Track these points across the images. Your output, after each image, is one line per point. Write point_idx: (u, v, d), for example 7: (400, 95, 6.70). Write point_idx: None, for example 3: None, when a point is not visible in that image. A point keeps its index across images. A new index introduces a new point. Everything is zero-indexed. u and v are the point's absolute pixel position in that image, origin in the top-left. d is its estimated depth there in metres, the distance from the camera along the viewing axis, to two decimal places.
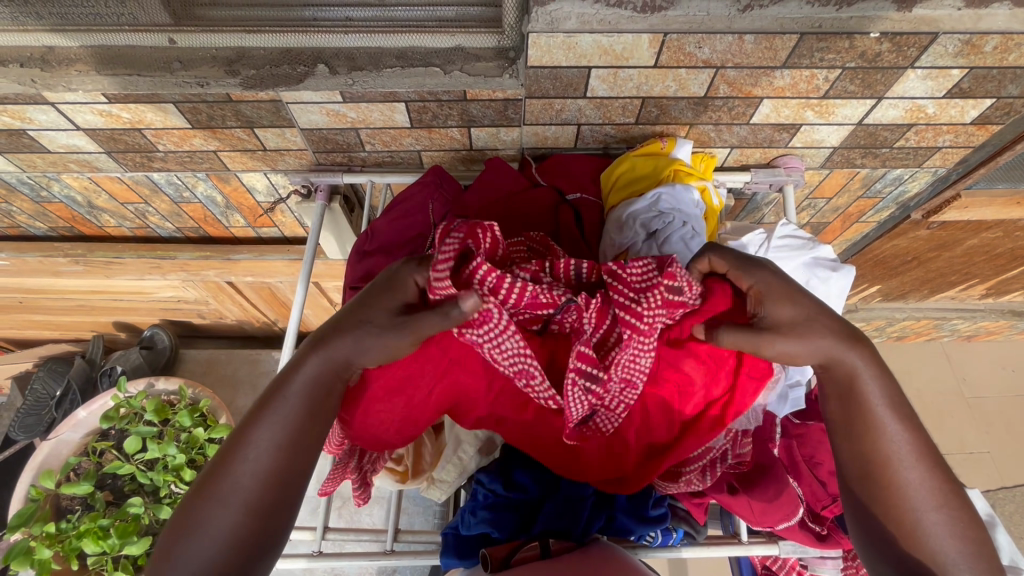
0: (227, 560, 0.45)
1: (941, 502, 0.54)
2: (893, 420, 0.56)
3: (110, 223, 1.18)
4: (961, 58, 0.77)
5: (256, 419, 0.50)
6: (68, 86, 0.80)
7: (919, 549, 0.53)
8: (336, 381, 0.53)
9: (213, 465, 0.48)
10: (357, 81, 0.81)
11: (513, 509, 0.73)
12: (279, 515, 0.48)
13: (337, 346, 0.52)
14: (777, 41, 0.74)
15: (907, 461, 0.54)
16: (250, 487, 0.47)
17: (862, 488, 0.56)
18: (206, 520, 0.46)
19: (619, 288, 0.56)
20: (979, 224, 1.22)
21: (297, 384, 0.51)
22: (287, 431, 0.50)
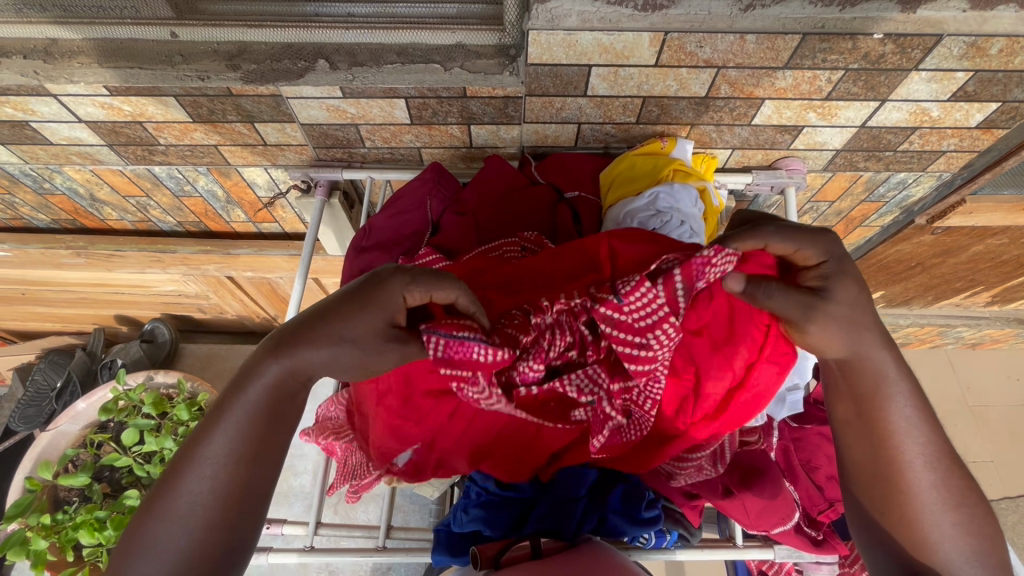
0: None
1: (956, 504, 0.52)
2: (912, 421, 0.53)
3: (112, 216, 1.19)
4: (966, 61, 0.77)
5: (209, 430, 0.47)
6: (70, 78, 0.80)
7: (926, 552, 0.52)
8: (294, 387, 0.50)
9: (166, 477, 0.46)
10: (357, 77, 0.80)
11: (506, 508, 0.72)
12: (242, 529, 0.46)
13: (301, 357, 0.49)
14: (779, 41, 0.74)
15: (924, 466, 0.52)
16: (204, 503, 0.45)
17: (871, 490, 0.54)
18: (158, 538, 0.44)
19: (621, 333, 0.55)
20: (984, 230, 1.21)
21: (252, 393, 0.48)
22: (242, 441, 0.47)
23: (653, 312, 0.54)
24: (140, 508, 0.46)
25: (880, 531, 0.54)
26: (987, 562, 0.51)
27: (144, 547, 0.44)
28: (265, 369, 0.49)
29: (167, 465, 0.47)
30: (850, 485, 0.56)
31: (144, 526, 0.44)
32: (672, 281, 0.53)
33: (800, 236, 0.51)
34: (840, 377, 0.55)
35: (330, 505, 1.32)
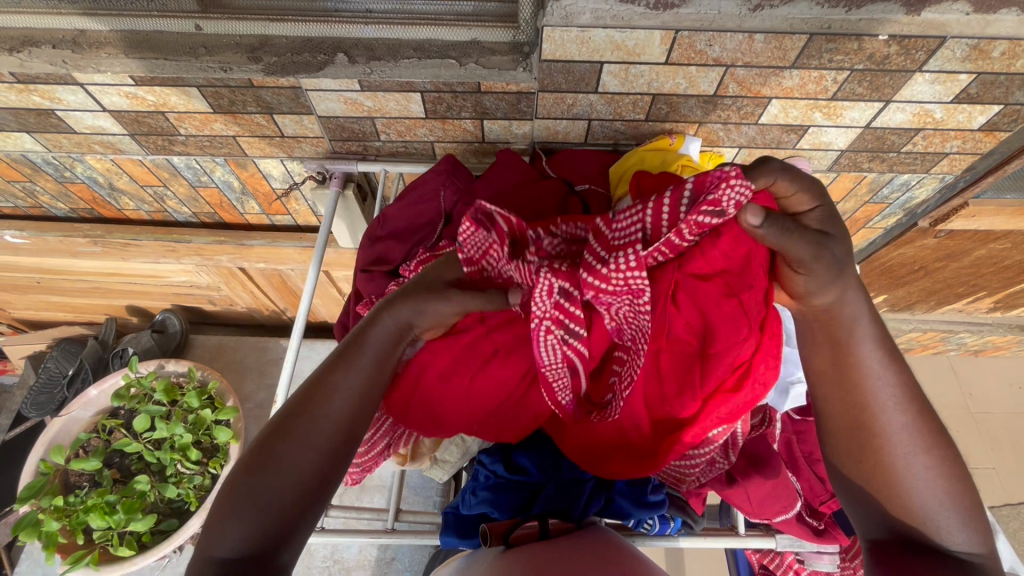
0: (294, 501, 0.52)
1: (929, 446, 0.55)
2: (888, 368, 0.55)
3: (129, 206, 1.21)
4: (969, 63, 0.79)
5: (331, 373, 0.57)
6: (97, 67, 0.82)
7: (899, 497, 0.55)
8: (399, 340, 0.61)
9: (292, 407, 0.55)
10: (375, 71, 0.82)
11: (513, 490, 0.74)
12: (338, 465, 0.55)
13: (400, 309, 0.60)
14: (786, 41, 0.76)
15: (895, 411, 0.55)
16: (320, 440, 0.55)
17: (850, 435, 0.57)
18: (278, 466, 0.52)
19: (596, 246, 0.57)
20: (987, 234, 1.23)
21: (371, 343, 0.59)
22: (356, 387, 0.58)
23: (631, 233, 0.55)
24: (262, 434, 0.55)
25: (856, 475, 0.58)
26: (959, 502, 0.55)
27: (267, 466, 0.52)
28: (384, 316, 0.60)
29: (287, 402, 0.56)
30: (829, 433, 0.59)
31: (268, 449, 0.53)
32: (682, 188, 0.51)
33: (804, 179, 0.50)
34: (815, 323, 0.56)
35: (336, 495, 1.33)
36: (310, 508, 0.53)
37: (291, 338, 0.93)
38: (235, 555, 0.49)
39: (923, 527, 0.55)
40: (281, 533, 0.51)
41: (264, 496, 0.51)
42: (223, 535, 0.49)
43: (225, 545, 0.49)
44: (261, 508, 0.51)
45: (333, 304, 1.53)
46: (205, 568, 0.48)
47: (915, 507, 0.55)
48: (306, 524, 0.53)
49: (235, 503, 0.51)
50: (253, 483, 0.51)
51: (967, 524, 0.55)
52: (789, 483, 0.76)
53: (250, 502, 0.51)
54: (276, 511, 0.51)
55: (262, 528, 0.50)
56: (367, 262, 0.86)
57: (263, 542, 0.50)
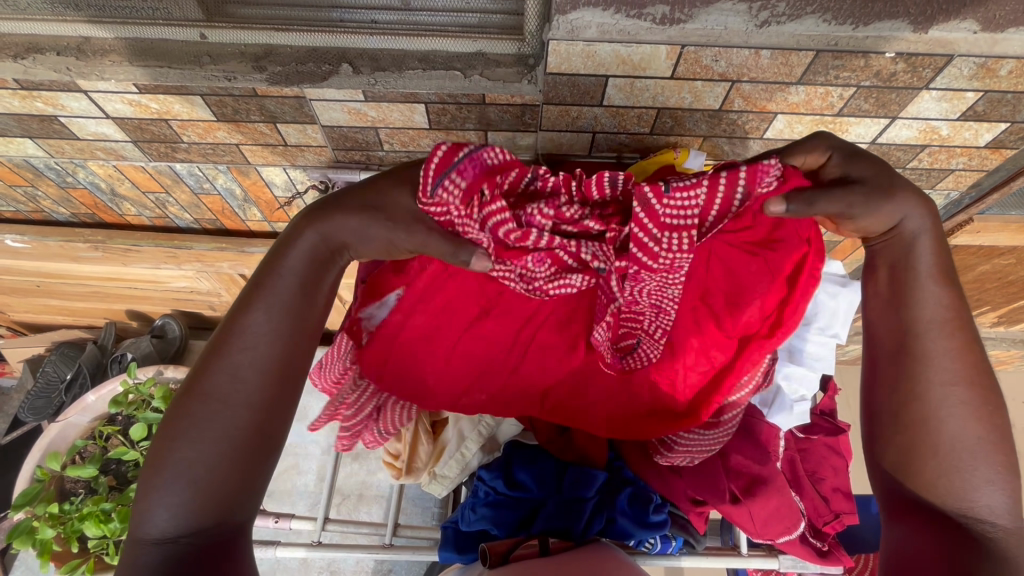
0: (230, 452, 0.48)
1: (971, 381, 0.54)
2: (935, 289, 0.56)
3: (130, 212, 1.21)
4: (976, 81, 0.78)
5: (249, 305, 0.51)
6: (101, 75, 0.82)
7: (933, 429, 0.54)
8: (326, 268, 0.55)
9: (207, 361, 0.49)
10: (379, 81, 0.82)
11: (513, 507, 0.73)
12: (276, 422, 0.50)
13: (330, 226, 0.54)
14: (793, 57, 0.75)
15: (943, 337, 0.55)
16: (250, 382, 0.49)
17: (893, 360, 0.57)
18: (205, 416, 0.48)
19: (645, 224, 0.53)
20: (991, 250, 1.22)
21: (291, 263, 0.53)
22: (282, 320, 0.51)
23: (684, 212, 0.53)
24: (181, 392, 0.50)
25: (889, 408, 0.57)
26: (991, 455, 0.53)
27: (192, 422, 0.48)
28: (298, 241, 0.53)
29: (203, 347, 0.51)
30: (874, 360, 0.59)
31: (190, 403, 0.48)
32: (734, 177, 0.52)
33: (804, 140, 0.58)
34: (880, 241, 0.58)
35: (334, 505, 1.33)
36: (255, 457, 0.49)
37: None
38: (173, 534, 0.46)
39: (953, 475, 0.54)
40: (222, 504, 0.47)
41: (193, 463, 0.47)
42: (153, 514, 0.46)
43: (157, 524, 0.46)
44: (197, 479, 0.47)
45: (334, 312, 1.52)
46: (143, 546, 0.45)
47: (944, 450, 0.54)
48: (255, 486, 0.50)
49: (163, 467, 0.47)
50: (180, 450, 0.47)
51: (998, 482, 0.53)
52: (793, 503, 0.75)
53: (178, 463, 0.47)
54: (211, 465, 0.47)
55: (200, 500, 0.46)
56: None
57: (208, 517, 0.47)
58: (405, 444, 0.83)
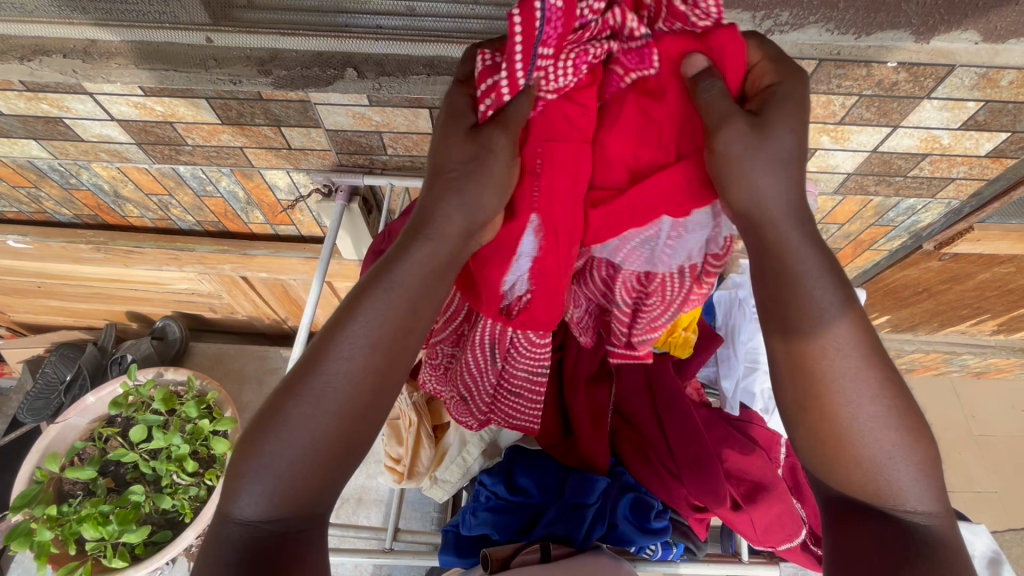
0: (317, 461, 0.45)
1: (875, 393, 0.47)
2: (827, 293, 0.48)
3: (133, 213, 1.21)
4: (977, 91, 0.79)
5: (354, 309, 0.47)
6: (108, 77, 0.83)
7: (846, 452, 0.47)
8: (445, 271, 0.50)
9: (318, 352, 0.47)
10: (384, 86, 0.84)
11: (514, 513, 0.73)
12: (373, 422, 0.48)
13: (439, 224, 0.49)
14: (795, 65, 0.76)
15: (845, 352, 0.48)
16: (343, 389, 0.46)
17: (791, 379, 0.50)
18: (297, 419, 0.45)
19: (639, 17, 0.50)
20: (991, 258, 1.22)
21: (403, 271, 0.48)
22: (385, 330, 0.47)
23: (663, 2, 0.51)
24: (279, 390, 0.47)
25: (796, 430, 0.50)
26: (914, 459, 0.46)
27: (286, 423, 0.45)
28: (433, 231, 0.50)
29: (305, 350, 0.48)
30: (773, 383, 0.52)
31: (287, 404, 0.45)
32: None
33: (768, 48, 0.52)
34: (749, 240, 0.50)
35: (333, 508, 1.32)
36: (340, 466, 0.46)
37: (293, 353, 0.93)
38: (257, 518, 0.44)
39: (877, 492, 0.47)
40: (302, 504, 0.45)
41: (285, 453, 0.44)
42: (242, 496, 0.44)
43: (247, 509, 0.44)
44: (284, 472, 0.44)
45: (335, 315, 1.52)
46: (227, 527, 0.44)
47: (861, 470, 0.47)
48: (336, 488, 0.47)
49: (252, 464, 0.44)
50: (273, 436, 0.45)
51: (926, 486, 0.46)
52: (794, 510, 0.75)
53: (263, 463, 0.44)
54: (292, 471, 0.44)
55: (283, 493, 0.44)
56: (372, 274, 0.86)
57: (291, 510, 0.45)
58: (406, 449, 0.83)
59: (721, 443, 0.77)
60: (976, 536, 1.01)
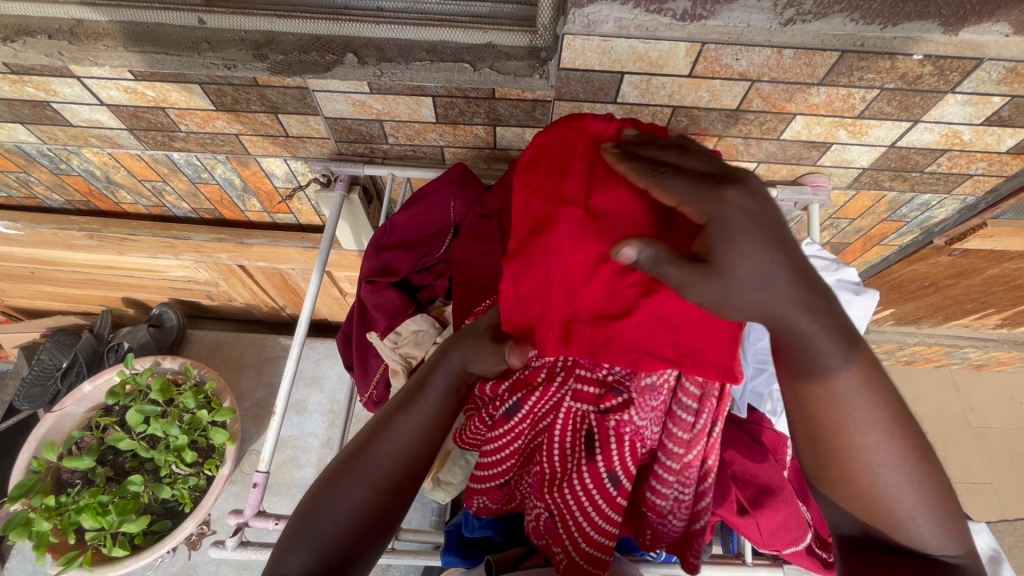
0: (353, 529, 0.54)
1: (901, 459, 0.50)
2: (859, 390, 0.49)
3: (127, 199, 1.18)
4: (1004, 86, 0.76)
5: (403, 407, 0.59)
6: (95, 60, 0.79)
7: (865, 510, 0.52)
8: (462, 386, 0.60)
9: (357, 445, 0.57)
10: (385, 73, 0.78)
11: (516, 514, 0.73)
12: (399, 504, 0.57)
13: (454, 356, 0.60)
14: (816, 57, 0.72)
15: (866, 431, 0.50)
16: (384, 470, 0.56)
17: (817, 453, 0.52)
18: (346, 493, 0.54)
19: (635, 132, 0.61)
20: (1002, 254, 1.20)
21: (436, 383, 0.59)
22: (425, 424, 0.58)
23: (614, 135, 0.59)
24: (334, 469, 0.56)
25: (834, 485, 0.53)
26: (935, 512, 0.51)
27: (332, 494, 0.54)
28: (444, 359, 0.60)
29: (358, 434, 0.58)
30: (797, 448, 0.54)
31: (338, 477, 0.55)
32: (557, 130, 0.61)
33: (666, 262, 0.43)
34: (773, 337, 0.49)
35: None
36: (372, 535, 0.55)
37: (292, 345, 0.92)
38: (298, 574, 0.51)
39: (897, 535, 0.52)
40: (338, 563, 0.52)
41: (329, 525, 0.53)
42: (291, 554, 0.52)
43: (291, 562, 0.51)
44: (322, 533, 0.53)
45: (334, 304, 1.50)
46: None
47: (877, 520, 0.52)
48: (364, 554, 0.54)
49: (308, 522, 0.53)
50: (316, 510, 0.54)
51: (943, 530, 0.51)
52: (800, 514, 0.73)
53: (307, 527, 0.53)
54: (336, 535, 0.53)
55: (322, 551, 0.52)
56: (371, 272, 0.84)
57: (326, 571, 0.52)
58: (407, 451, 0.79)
59: (728, 447, 0.76)
60: (976, 534, 1.00)
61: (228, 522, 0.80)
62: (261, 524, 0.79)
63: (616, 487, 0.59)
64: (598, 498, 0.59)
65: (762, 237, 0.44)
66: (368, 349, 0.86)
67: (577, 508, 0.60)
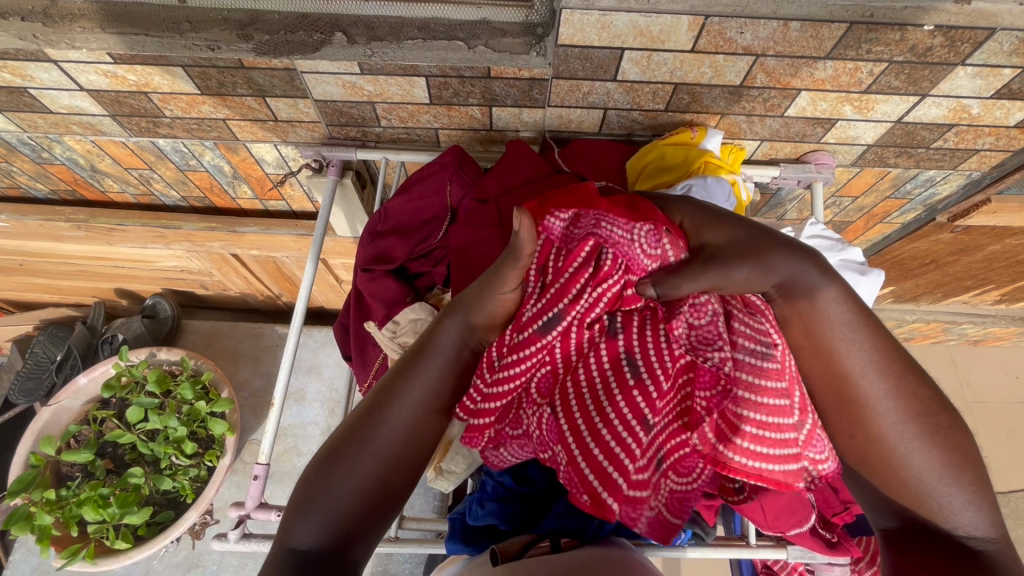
0: (359, 497, 0.51)
1: (916, 416, 0.50)
2: (859, 335, 0.51)
3: (113, 188, 1.15)
4: (1016, 57, 0.73)
5: (406, 373, 0.55)
6: (72, 43, 0.75)
7: (897, 475, 0.51)
8: (466, 349, 0.57)
9: (361, 413, 0.54)
10: (376, 52, 0.76)
11: (520, 503, 0.72)
12: (404, 476, 0.54)
13: (459, 317, 0.56)
14: (824, 29, 0.70)
15: (875, 377, 0.50)
16: (389, 442, 0.53)
17: (833, 406, 0.53)
18: (352, 465, 0.52)
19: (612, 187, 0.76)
20: (1004, 231, 1.19)
21: (439, 348, 0.56)
22: (428, 389, 0.55)
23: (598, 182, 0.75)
24: (336, 441, 0.53)
25: (859, 450, 0.52)
26: (961, 478, 0.50)
27: (337, 464, 0.52)
28: (449, 320, 0.56)
29: (360, 406, 0.55)
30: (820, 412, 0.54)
31: (345, 447, 0.53)
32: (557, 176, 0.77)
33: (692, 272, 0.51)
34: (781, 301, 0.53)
35: None
36: (379, 505, 0.52)
37: (289, 333, 0.90)
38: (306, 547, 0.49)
39: (923, 505, 0.51)
40: (346, 535, 0.50)
41: (334, 496, 0.51)
42: (299, 525, 0.50)
43: (303, 536, 0.49)
44: (329, 505, 0.50)
45: (330, 291, 1.48)
46: (283, 556, 0.48)
47: (909, 489, 0.51)
48: (371, 527, 0.52)
49: (315, 493, 0.51)
50: (322, 479, 0.51)
51: (976, 507, 0.50)
52: (805, 497, 0.73)
53: (313, 498, 0.51)
54: (342, 507, 0.51)
55: (331, 521, 0.50)
56: (368, 259, 0.83)
57: (334, 541, 0.50)
58: None
59: None
60: None
61: (230, 514, 0.79)
62: (263, 516, 0.79)
63: (634, 376, 0.53)
64: (614, 385, 0.54)
65: (717, 217, 0.55)
66: (367, 338, 0.85)
67: (587, 403, 0.55)
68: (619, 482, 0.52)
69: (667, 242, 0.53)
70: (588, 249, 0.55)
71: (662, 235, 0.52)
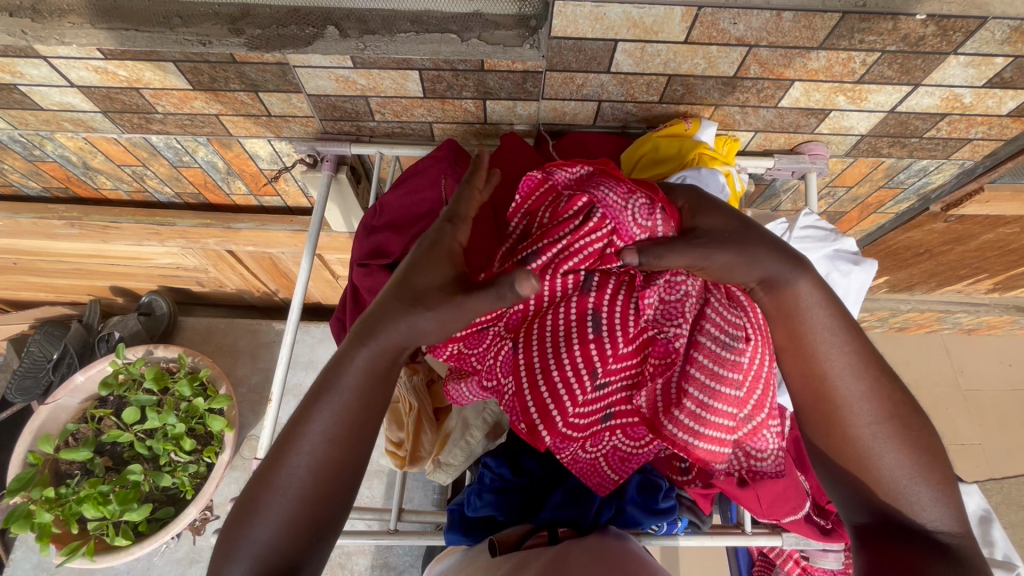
0: (286, 533, 0.47)
1: (890, 416, 0.51)
2: (836, 334, 0.53)
3: (106, 185, 1.15)
4: (1008, 46, 0.73)
5: (318, 402, 0.50)
6: (62, 39, 0.74)
7: (867, 472, 0.51)
8: (392, 366, 0.51)
9: (277, 450, 0.49)
10: (368, 46, 0.75)
11: (517, 493, 0.73)
12: (336, 502, 0.49)
13: (384, 335, 0.49)
14: (817, 19, 0.70)
15: (852, 379, 0.51)
16: (307, 477, 0.48)
17: (808, 401, 0.54)
18: (270, 505, 0.47)
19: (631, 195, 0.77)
20: (997, 220, 1.19)
21: (353, 374, 0.50)
22: (345, 415, 0.50)
23: None
24: (257, 481, 0.49)
25: (832, 447, 0.52)
26: (933, 478, 0.50)
27: (258, 508, 0.47)
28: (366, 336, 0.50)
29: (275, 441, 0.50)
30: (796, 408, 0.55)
31: (266, 488, 0.48)
32: None
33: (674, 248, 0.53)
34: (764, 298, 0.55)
35: None
36: (313, 538, 0.48)
37: (286, 330, 0.89)
38: None
39: (895, 502, 0.50)
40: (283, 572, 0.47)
41: (257, 538, 0.46)
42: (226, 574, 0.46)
43: None
44: (253, 546, 0.46)
45: (327, 287, 1.48)
46: None
47: (879, 486, 0.51)
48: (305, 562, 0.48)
49: (239, 538, 0.47)
50: (244, 522, 0.47)
51: (945, 507, 0.50)
52: (799, 484, 0.74)
53: (236, 543, 0.47)
54: (269, 550, 0.46)
55: (260, 561, 0.46)
56: (364, 254, 0.83)
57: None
58: (407, 437, 0.81)
59: None
60: (967, 494, 0.99)
61: None
62: None
63: (595, 331, 0.58)
64: (578, 334, 0.58)
65: (713, 207, 0.57)
66: None
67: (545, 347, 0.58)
68: (557, 416, 0.58)
69: (660, 217, 0.55)
70: (579, 206, 0.59)
71: (656, 208, 0.55)
